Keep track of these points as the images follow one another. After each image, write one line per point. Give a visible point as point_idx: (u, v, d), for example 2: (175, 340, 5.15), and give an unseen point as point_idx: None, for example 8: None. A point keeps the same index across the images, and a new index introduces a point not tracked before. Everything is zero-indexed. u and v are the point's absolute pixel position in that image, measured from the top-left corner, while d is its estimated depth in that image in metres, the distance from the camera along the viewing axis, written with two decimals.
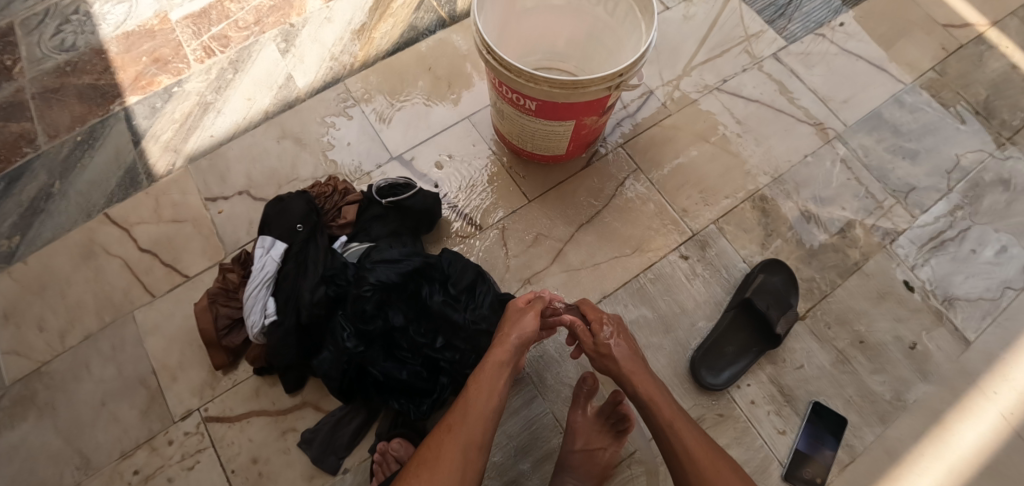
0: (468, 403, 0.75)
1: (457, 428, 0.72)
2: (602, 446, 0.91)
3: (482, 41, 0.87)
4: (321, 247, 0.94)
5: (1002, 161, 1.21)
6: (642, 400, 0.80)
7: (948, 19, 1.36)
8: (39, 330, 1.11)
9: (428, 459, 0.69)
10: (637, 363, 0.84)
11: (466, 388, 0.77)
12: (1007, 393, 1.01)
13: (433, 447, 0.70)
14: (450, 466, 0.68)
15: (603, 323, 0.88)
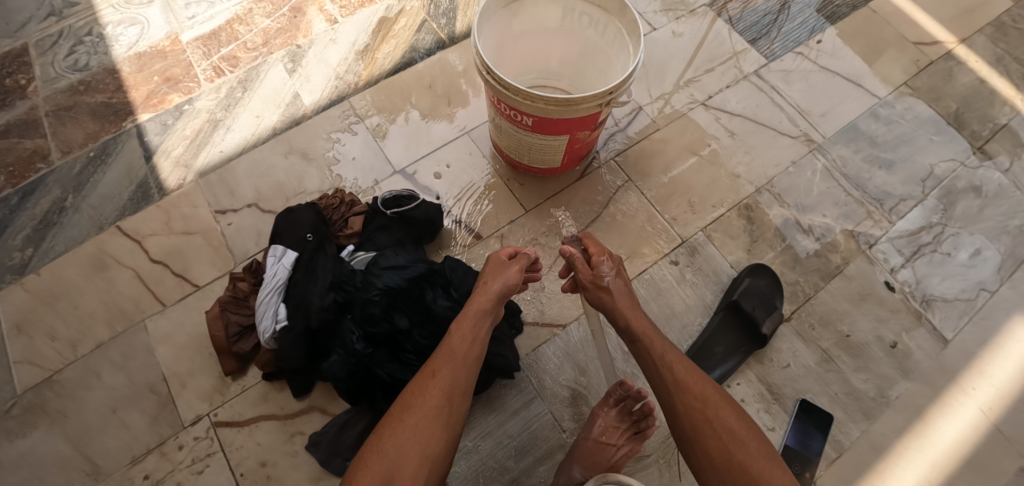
0: (451, 346, 0.81)
1: (438, 370, 0.77)
2: (615, 443, 0.93)
3: (482, 62, 0.92)
4: (329, 256, 0.99)
5: (973, 170, 1.28)
6: (635, 332, 0.85)
7: (919, 37, 1.44)
8: (51, 340, 1.14)
9: (409, 399, 0.75)
10: (627, 299, 0.91)
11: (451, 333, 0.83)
12: (983, 389, 1.07)
13: (413, 389, 0.76)
14: (428, 406, 0.73)
15: (603, 259, 0.95)
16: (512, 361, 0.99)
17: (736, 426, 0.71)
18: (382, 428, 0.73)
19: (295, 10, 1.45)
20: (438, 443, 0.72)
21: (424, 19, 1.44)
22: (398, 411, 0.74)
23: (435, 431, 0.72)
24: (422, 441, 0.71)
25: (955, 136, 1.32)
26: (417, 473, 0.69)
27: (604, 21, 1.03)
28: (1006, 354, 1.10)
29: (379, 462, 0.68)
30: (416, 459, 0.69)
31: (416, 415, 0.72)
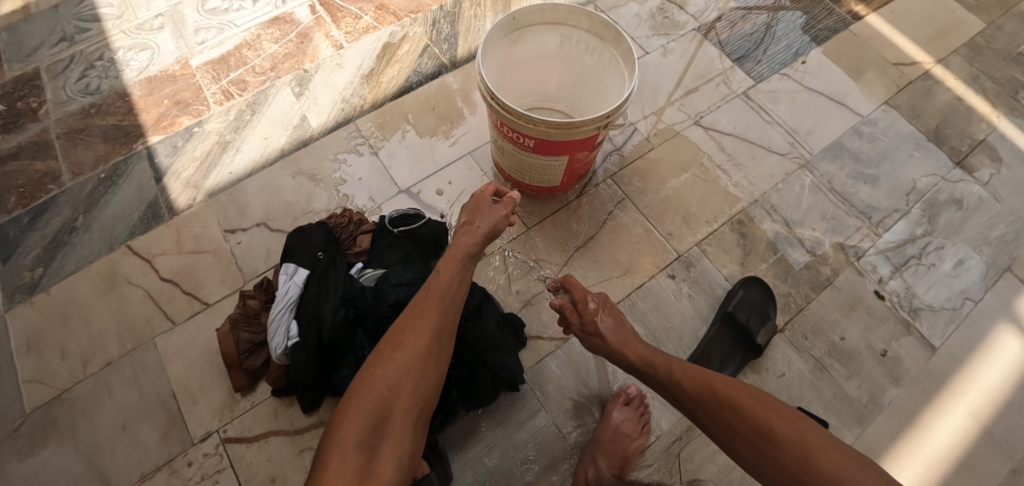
0: (435, 290, 0.85)
1: (426, 315, 0.81)
2: (631, 434, 1.01)
3: (486, 88, 0.97)
4: (340, 273, 1.02)
5: (953, 183, 1.33)
6: (635, 364, 0.89)
7: (898, 58, 1.51)
8: (61, 358, 1.14)
9: (397, 342, 0.79)
10: (625, 331, 0.93)
11: (435, 279, 0.87)
12: (971, 394, 1.11)
13: (402, 331, 0.80)
14: (417, 350, 0.78)
15: (587, 302, 0.97)
16: (518, 373, 1.02)
17: (777, 425, 0.71)
18: (371, 366, 0.77)
19: (302, 36, 1.51)
20: (427, 382, 0.79)
21: (426, 44, 1.50)
22: (386, 350, 0.78)
23: (424, 371, 0.78)
24: (413, 381, 0.77)
25: (935, 151, 1.38)
26: (410, 409, 0.76)
27: (600, 49, 1.09)
28: (991, 359, 1.14)
29: (374, 398, 0.74)
30: (409, 396, 0.76)
31: (408, 357, 0.77)
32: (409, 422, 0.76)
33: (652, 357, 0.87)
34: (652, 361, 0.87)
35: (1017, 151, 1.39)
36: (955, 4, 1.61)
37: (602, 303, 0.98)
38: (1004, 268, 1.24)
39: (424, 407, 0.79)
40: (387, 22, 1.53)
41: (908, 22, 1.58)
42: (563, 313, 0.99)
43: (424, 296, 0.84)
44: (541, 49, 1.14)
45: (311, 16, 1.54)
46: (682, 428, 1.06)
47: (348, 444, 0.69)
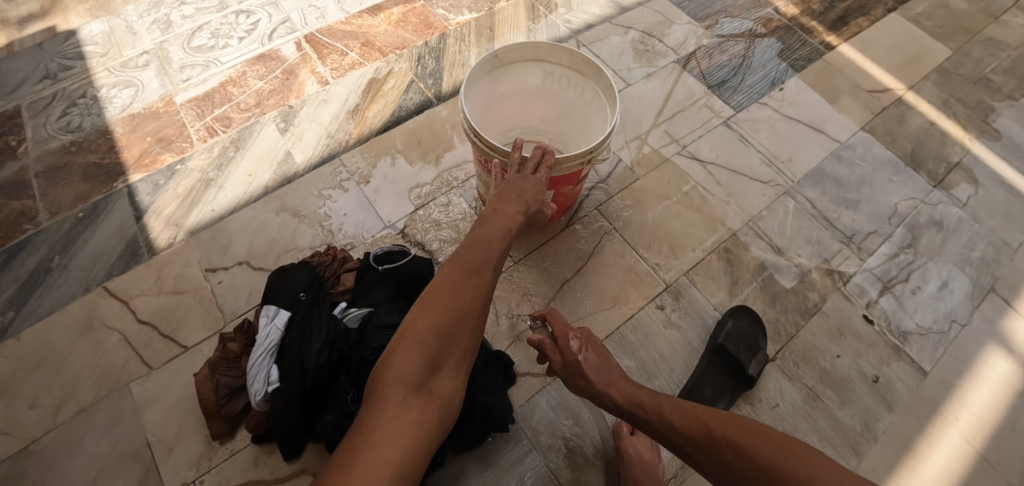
0: (488, 252, 0.88)
1: (481, 274, 0.86)
2: (654, 460, 0.99)
3: (469, 125, 0.98)
4: (323, 314, 0.99)
5: (932, 206, 1.36)
6: (626, 405, 0.86)
7: (871, 86, 1.55)
8: (31, 407, 1.09)
9: (455, 292, 0.82)
10: (608, 369, 0.92)
11: (486, 242, 0.90)
12: (965, 418, 1.10)
13: (458, 283, 0.83)
14: (473, 303, 0.83)
15: (569, 338, 0.97)
16: (507, 413, 1.00)
17: (782, 458, 0.66)
18: (426, 310, 0.80)
19: (288, 72, 1.52)
20: (475, 332, 0.84)
21: (412, 79, 1.51)
22: (441, 298, 0.81)
23: (475, 322, 0.83)
24: (466, 329, 0.82)
25: (913, 175, 1.40)
26: (461, 353, 0.82)
27: (582, 85, 1.11)
28: (982, 382, 1.14)
29: (432, 340, 0.78)
30: (460, 343, 0.81)
31: (465, 308, 0.82)
32: (459, 364, 0.82)
33: (640, 400, 0.85)
34: (636, 399, 0.86)
35: (992, 172, 1.42)
36: (923, 33, 1.67)
37: (582, 338, 0.98)
38: (988, 288, 1.25)
39: (469, 352, 0.84)
40: (372, 58, 1.55)
41: (879, 51, 1.63)
42: (544, 345, 0.98)
43: (477, 255, 0.88)
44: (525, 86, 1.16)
45: (296, 52, 1.56)
46: (677, 465, 1.04)
47: (407, 378, 0.74)
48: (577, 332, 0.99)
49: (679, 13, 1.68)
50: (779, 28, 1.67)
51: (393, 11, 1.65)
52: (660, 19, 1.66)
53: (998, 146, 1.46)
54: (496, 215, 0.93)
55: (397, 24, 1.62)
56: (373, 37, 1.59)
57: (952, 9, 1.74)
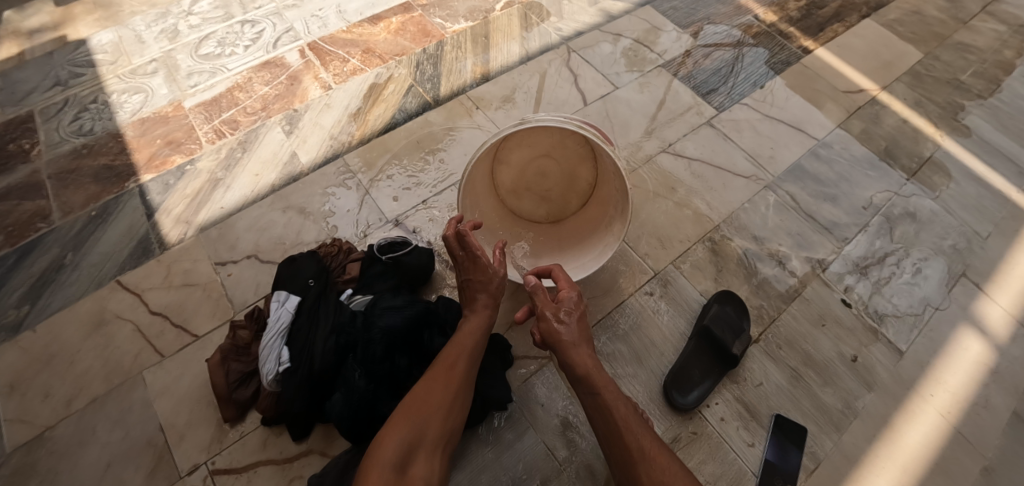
0: (463, 347, 0.95)
1: (455, 366, 0.92)
2: None
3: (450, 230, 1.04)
4: (331, 300, 1.07)
5: (906, 198, 1.43)
6: (597, 385, 0.89)
7: (847, 87, 1.64)
8: (45, 396, 1.12)
9: (435, 386, 0.88)
10: (582, 346, 0.94)
11: (460, 339, 0.96)
12: (940, 395, 1.16)
13: (434, 377, 0.90)
14: (446, 394, 0.88)
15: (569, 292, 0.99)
16: (504, 392, 1.05)
17: None
18: (405, 406, 0.86)
19: (292, 78, 1.59)
20: (451, 422, 0.88)
21: (411, 84, 1.59)
22: (418, 393, 0.88)
23: (450, 413, 0.88)
24: (441, 417, 0.87)
25: (887, 170, 1.48)
26: (437, 441, 0.85)
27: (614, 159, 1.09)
28: (955, 361, 1.20)
29: (410, 429, 0.83)
30: (436, 431, 0.85)
31: (440, 398, 0.87)
32: (435, 451, 0.85)
33: (597, 387, 0.89)
34: (593, 380, 0.90)
35: (962, 167, 1.50)
36: (896, 38, 1.77)
37: (574, 304, 0.98)
38: (960, 274, 1.32)
39: (448, 444, 0.88)
40: (373, 64, 1.62)
41: (854, 55, 1.72)
42: (534, 292, 1.00)
43: (452, 352, 0.94)
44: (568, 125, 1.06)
45: (300, 60, 1.63)
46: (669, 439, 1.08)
47: (384, 464, 0.78)
48: (573, 297, 0.99)
49: (665, 21, 1.77)
50: (760, 34, 1.76)
51: (393, 21, 1.73)
52: (647, 27, 1.75)
53: (969, 142, 1.55)
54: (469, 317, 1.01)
55: (396, 32, 1.70)
56: (374, 44, 1.66)
57: (923, 16, 1.84)
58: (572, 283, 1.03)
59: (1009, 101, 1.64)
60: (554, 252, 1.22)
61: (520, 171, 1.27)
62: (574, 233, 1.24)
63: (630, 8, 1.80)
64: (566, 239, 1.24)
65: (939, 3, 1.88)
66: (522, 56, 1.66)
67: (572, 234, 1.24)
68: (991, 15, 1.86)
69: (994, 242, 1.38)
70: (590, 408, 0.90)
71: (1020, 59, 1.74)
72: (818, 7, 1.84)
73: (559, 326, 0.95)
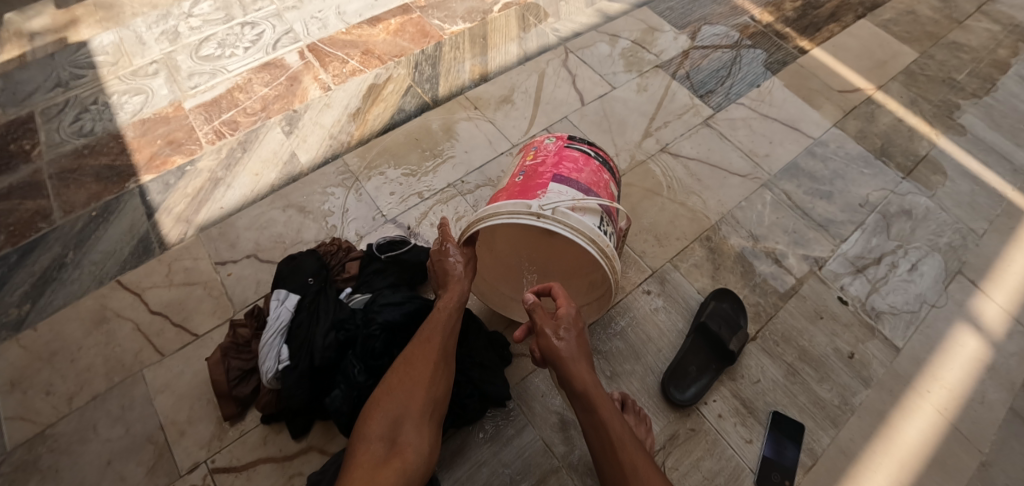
0: (439, 319, 0.94)
1: (431, 338, 0.92)
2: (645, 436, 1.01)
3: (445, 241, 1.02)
4: (331, 298, 1.08)
5: (902, 196, 1.44)
6: (593, 406, 0.85)
7: (843, 86, 1.65)
8: (46, 394, 1.13)
9: (417, 357, 0.89)
10: (581, 362, 0.88)
11: (436, 314, 0.96)
12: (937, 391, 1.17)
13: (412, 352, 0.90)
14: (429, 360, 0.89)
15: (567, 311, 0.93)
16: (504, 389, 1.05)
17: None
18: (388, 382, 0.88)
19: (291, 79, 1.60)
20: (436, 390, 0.88)
21: (410, 85, 1.60)
22: (399, 368, 0.89)
23: (432, 381, 0.87)
24: (423, 387, 0.86)
25: (883, 168, 1.49)
26: (423, 408, 0.86)
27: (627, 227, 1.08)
28: (952, 357, 1.21)
29: (393, 404, 0.85)
30: (423, 398, 0.86)
31: (418, 371, 0.87)
32: (423, 418, 0.85)
33: (594, 406, 0.85)
34: (593, 400, 0.85)
35: (957, 165, 1.51)
36: (891, 38, 1.78)
37: (573, 322, 0.92)
38: (955, 271, 1.33)
39: (438, 410, 0.88)
40: (372, 65, 1.63)
41: (850, 54, 1.73)
42: (532, 309, 0.92)
43: (429, 327, 0.94)
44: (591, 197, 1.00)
45: (300, 61, 1.64)
46: (665, 436, 1.09)
47: (372, 438, 0.82)
48: (572, 316, 0.93)
49: (661, 22, 1.79)
50: (756, 34, 1.77)
51: (391, 22, 1.74)
52: (644, 27, 1.76)
53: (964, 140, 1.56)
54: (444, 292, 0.99)
55: (395, 33, 1.71)
56: (373, 45, 1.68)
57: (918, 16, 1.85)
58: (572, 300, 0.96)
59: (1004, 100, 1.65)
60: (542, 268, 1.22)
61: None
62: None
63: (627, 8, 1.81)
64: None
65: (933, 3, 1.90)
66: (520, 57, 1.68)
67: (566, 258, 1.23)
68: (986, 14, 1.87)
69: (989, 239, 1.38)
70: (587, 427, 0.86)
71: (1013, 58, 1.75)
72: (814, 8, 1.85)
73: (557, 343, 0.89)
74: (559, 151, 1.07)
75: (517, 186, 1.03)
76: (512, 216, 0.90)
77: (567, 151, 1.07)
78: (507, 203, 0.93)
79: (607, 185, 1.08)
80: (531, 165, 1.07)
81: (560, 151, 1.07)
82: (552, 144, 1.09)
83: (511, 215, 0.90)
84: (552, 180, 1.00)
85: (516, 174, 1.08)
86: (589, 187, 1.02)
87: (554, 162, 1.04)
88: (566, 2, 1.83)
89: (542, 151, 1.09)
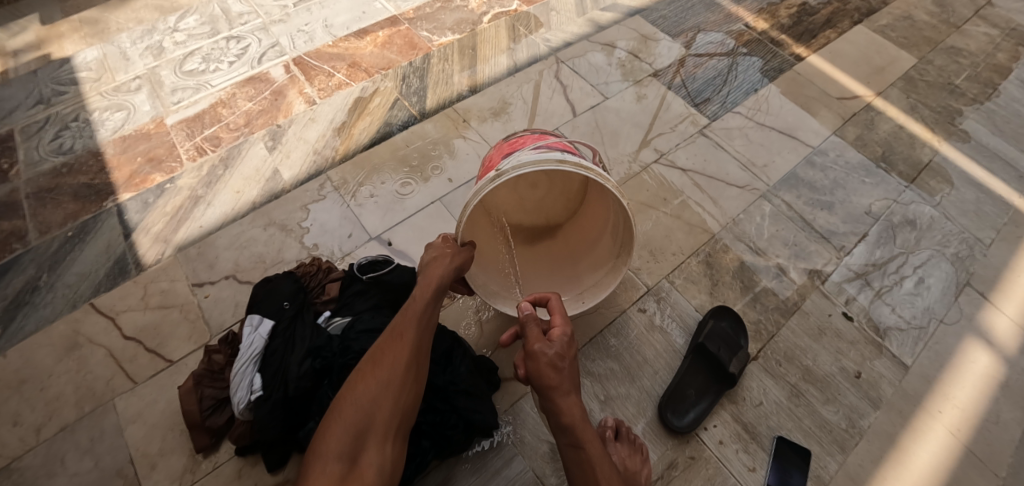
0: (412, 314, 0.88)
1: (402, 334, 0.86)
2: (637, 468, 0.94)
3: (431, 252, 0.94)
4: (308, 323, 1.03)
5: (905, 206, 1.39)
6: (577, 442, 0.79)
7: (841, 93, 1.61)
8: (13, 425, 1.07)
9: (384, 362, 0.83)
10: (573, 395, 0.81)
11: (409, 303, 0.90)
12: (950, 412, 1.11)
13: (382, 351, 0.84)
14: (397, 367, 0.83)
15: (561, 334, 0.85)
16: (492, 418, 1.00)
17: None
18: (352, 386, 0.82)
19: (276, 94, 1.56)
20: (406, 398, 0.83)
21: (397, 97, 1.56)
22: (365, 370, 0.83)
23: (403, 388, 0.82)
24: (393, 395, 0.81)
25: (885, 176, 1.44)
26: (391, 421, 0.80)
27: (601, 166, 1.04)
28: (964, 375, 1.15)
29: (357, 413, 0.79)
30: (387, 412, 0.80)
31: (386, 374, 0.82)
32: (389, 433, 0.80)
33: (582, 442, 0.79)
34: (580, 434, 0.79)
35: (961, 172, 1.46)
36: (888, 43, 1.74)
37: (566, 348, 0.84)
38: (963, 283, 1.27)
39: (406, 419, 0.84)
40: (359, 78, 1.60)
41: (847, 61, 1.69)
42: (526, 322, 0.88)
43: (401, 320, 0.88)
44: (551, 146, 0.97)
45: (285, 75, 1.61)
46: (663, 466, 1.03)
47: (330, 455, 0.75)
48: (565, 340, 0.85)
49: (654, 30, 1.75)
50: (750, 41, 1.74)
51: (379, 34, 1.71)
52: (637, 36, 1.73)
53: (967, 146, 1.51)
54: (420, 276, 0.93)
55: (382, 46, 1.68)
56: (360, 58, 1.64)
57: (915, 21, 1.82)
58: (567, 319, 0.89)
59: (1006, 105, 1.61)
60: (566, 264, 1.16)
61: (511, 187, 1.22)
62: (585, 241, 1.17)
63: (619, 17, 1.78)
64: (576, 246, 1.18)
65: (930, 8, 1.86)
66: (509, 68, 1.64)
67: (582, 242, 1.18)
68: (984, 18, 1.84)
69: (997, 249, 1.33)
70: (571, 462, 0.81)
71: (1014, 62, 1.71)
72: (809, 14, 1.82)
73: (550, 371, 0.80)
74: (504, 144, 1.06)
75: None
76: (479, 192, 0.87)
77: (509, 139, 1.07)
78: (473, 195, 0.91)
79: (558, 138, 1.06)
80: (485, 169, 1.04)
81: (503, 144, 1.07)
82: (494, 150, 1.08)
83: (478, 193, 0.87)
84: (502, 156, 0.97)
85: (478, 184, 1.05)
86: (542, 142, 0.99)
87: (500, 152, 1.02)
88: (557, 11, 1.80)
89: (490, 158, 1.07)
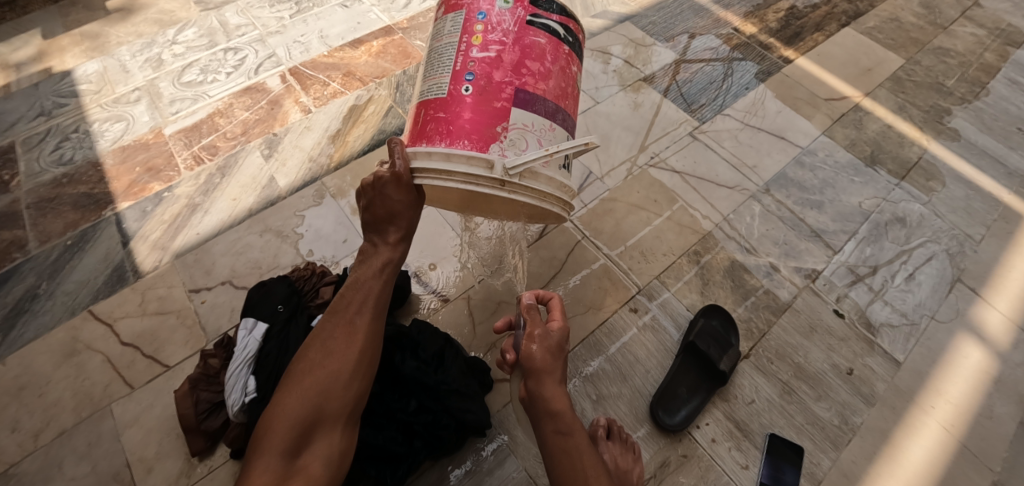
0: (362, 298, 0.88)
1: (355, 320, 0.87)
2: (630, 466, 0.95)
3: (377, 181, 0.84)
4: (301, 326, 1.04)
5: (895, 204, 1.40)
6: (561, 428, 0.82)
7: (829, 94, 1.63)
8: (11, 431, 1.08)
9: (331, 354, 0.84)
10: (557, 382, 0.85)
11: (363, 281, 0.89)
12: (944, 407, 1.11)
13: (333, 339, 0.85)
14: (347, 357, 0.84)
15: (557, 322, 0.91)
16: (484, 418, 1.00)
17: None
18: (300, 379, 0.82)
19: (273, 103, 1.59)
20: (356, 387, 0.84)
21: (391, 105, 1.59)
22: (315, 360, 0.83)
23: (353, 379, 0.84)
24: (342, 387, 0.82)
25: (873, 175, 1.46)
26: (340, 412, 0.82)
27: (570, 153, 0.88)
28: (956, 370, 1.15)
29: (304, 406, 0.80)
30: (335, 404, 0.82)
31: (337, 365, 0.83)
32: (339, 424, 0.82)
33: (569, 429, 0.82)
34: (565, 420, 0.82)
35: (950, 170, 1.47)
36: (876, 45, 1.77)
37: (563, 340, 0.89)
38: (955, 279, 1.28)
39: (357, 406, 0.86)
40: (353, 87, 1.63)
41: (835, 63, 1.71)
42: (527, 312, 0.91)
43: (354, 301, 0.88)
44: (559, 121, 0.84)
45: (281, 85, 1.64)
46: (656, 465, 1.03)
47: (273, 451, 0.76)
48: (563, 331, 0.89)
49: (644, 36, 1.78)
50: (739, 45, 1.76)
51: (374, 44, 1.74)
52: (628, 42, 1.76)
53: (957, 145, 1.52)
54: (379, 247, 0.90)
55: (377, 55, 1.71)
56: (354, 67, 1.67)
57: (902, 22, 1.84)
58: (565, 316, 0.93)
59: (994, 103, 1.62)
60: None
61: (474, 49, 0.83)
62: None
63: (610, 24, 1.81)
64: None
65: (917, 9, 1.89)
66: None
67: None
68: (971, 19, 1.86)
69: (988, 245, 1.34)
70: (555, 452, 0.81)
71: (1002, 61, 1.73)
72: (797, 17, 1.85)
73: (543, 357, 0.84)
74: (519, 33, 0.83)
75: (465, 103, 0.79)
76: (470, 180, 0.77)
77: (527, 37, 0.83)
78: (456, 149, 0.77)
79: (574, 87, 0.89)
80: (482, 62, 0.80)
81: (521, 35, 0.83)
82: (506, 16, 0.83)
83: (469, 177, 0.76)
84: (517, 98, 0.80)
85: (461, 72, 0.81)
86: (556, 104, 0.84)
87: (513, 63, 0.81)
88: None
89: (496, 27, 0.82)
